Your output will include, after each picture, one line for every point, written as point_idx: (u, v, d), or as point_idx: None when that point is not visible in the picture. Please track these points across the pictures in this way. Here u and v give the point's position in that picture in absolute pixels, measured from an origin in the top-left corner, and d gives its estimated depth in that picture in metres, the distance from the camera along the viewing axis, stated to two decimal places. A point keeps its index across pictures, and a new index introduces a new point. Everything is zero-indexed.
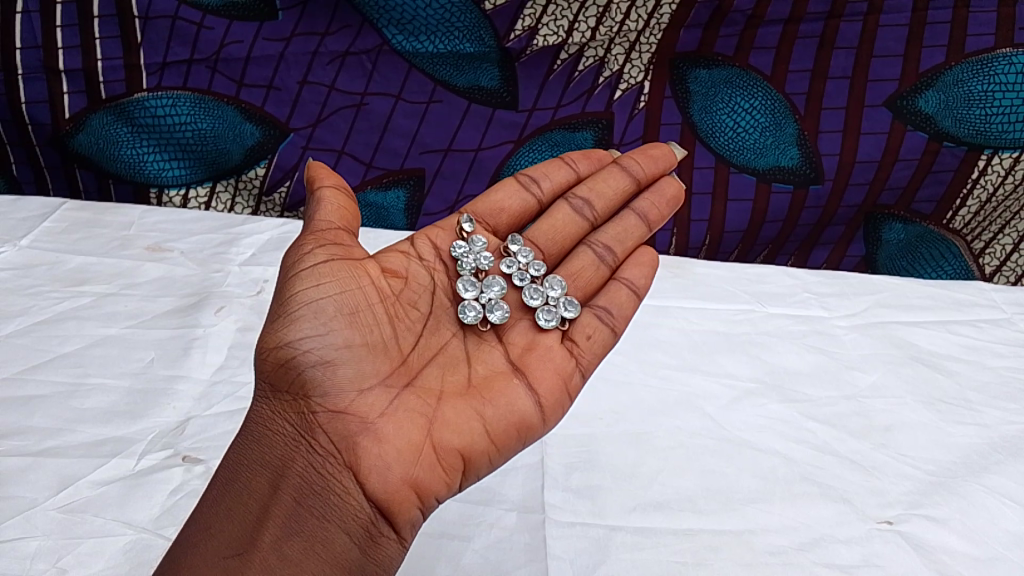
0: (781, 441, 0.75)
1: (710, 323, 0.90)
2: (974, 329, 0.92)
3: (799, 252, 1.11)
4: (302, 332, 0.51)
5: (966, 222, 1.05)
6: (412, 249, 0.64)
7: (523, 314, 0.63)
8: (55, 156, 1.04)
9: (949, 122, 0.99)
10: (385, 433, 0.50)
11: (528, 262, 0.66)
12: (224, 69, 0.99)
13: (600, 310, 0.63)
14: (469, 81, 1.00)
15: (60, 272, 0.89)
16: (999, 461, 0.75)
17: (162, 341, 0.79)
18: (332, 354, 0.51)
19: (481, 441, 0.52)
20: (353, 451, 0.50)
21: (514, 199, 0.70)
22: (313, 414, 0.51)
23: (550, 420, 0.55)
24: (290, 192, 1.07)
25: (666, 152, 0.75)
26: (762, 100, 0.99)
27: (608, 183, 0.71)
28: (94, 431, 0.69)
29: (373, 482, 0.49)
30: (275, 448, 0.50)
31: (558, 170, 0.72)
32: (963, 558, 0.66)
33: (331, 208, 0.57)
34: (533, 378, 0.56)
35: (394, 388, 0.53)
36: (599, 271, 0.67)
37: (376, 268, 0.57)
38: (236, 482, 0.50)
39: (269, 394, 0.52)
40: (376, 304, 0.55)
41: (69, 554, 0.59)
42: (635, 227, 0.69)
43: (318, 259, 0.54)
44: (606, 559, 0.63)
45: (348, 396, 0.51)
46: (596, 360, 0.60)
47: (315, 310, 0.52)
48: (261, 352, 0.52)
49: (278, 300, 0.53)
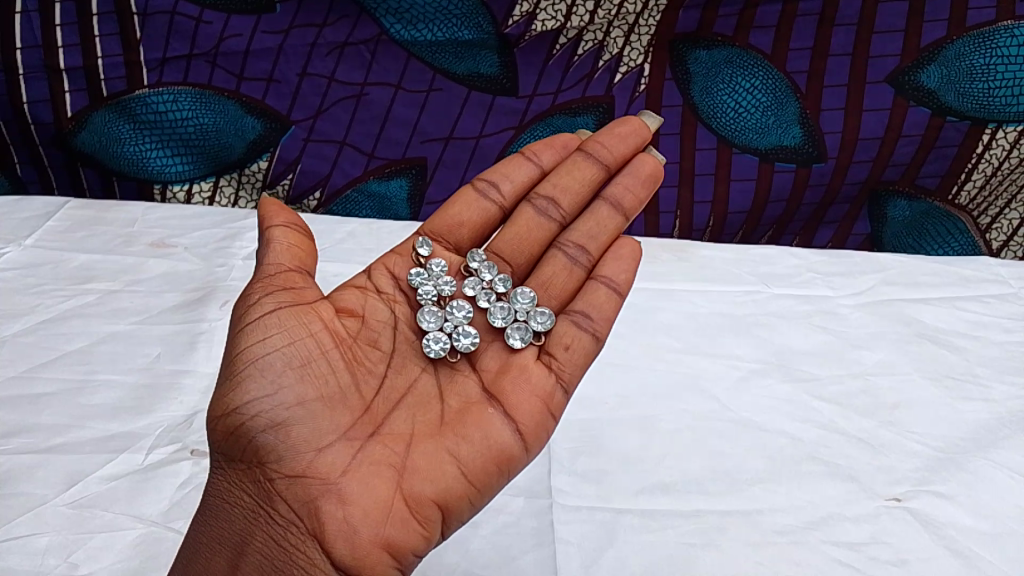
0: (787, 420, 0.75)
1: (716, 306, 0.90)
2: (980, 305, 0.92)
3: (804, 232, 1.11)
4: (251, 395, 0.50)
5: (972, 198, 1.05)
6: (370, 283, 0.64)
7: (495, 335, 0.63)
8: (58, 154, 1.05)
9: (951, 96, 0.98)
10: (349, 493, 0.49)
11: (492, 279, 0.66)
12: (223, 63, 0.98)
13: (578, 315, 0.61)
14: (469, 68, 1.00)
15: (65, 270, 0.89)
16: (1008, 436, 0.75)
17: (167, 336, 0.79)
18: (283, 415, 0.51)
19: (457, 484, 0.51)
20: (316, 517, 0.49)
21: (474, 210, 0.69)
22: (270, 482, 0.50)
23: (533, 448, 0.55)
24: (293, 184, 1.07)
25: (636, 126, 0.72)
26: (763, 79, 0.99)
27: (572, 175, 0.69)
28: (102, 427, 0.69)
29: (340, 548, 0.48)
30: (234, 525, 0.50)
31: (519, 169, 0.71)
32: (972, 534, 0.66)
33: (280, 249, 0.58)
34: (509, 405, 0.55)
35: (356, 441, 0.52)
36: (573, 274, 0.65)
37: (329, 310, 0.57)
38: (195, 564, 0.50)
39: (225, 464, 0.52)
40: (331, 350, 0.55)
41: (80, 549, 0.60)
42: (609, 216, 0.67)
43: (265, 308, 0.54)
44: (613, 542, 0.63)
45: (305, 458, 0.50)
46: (578, 373, 0.59)
47: (263, 368, 0.51)
48: (211, 423, 0.51)
49: (226, 363, 0.53)
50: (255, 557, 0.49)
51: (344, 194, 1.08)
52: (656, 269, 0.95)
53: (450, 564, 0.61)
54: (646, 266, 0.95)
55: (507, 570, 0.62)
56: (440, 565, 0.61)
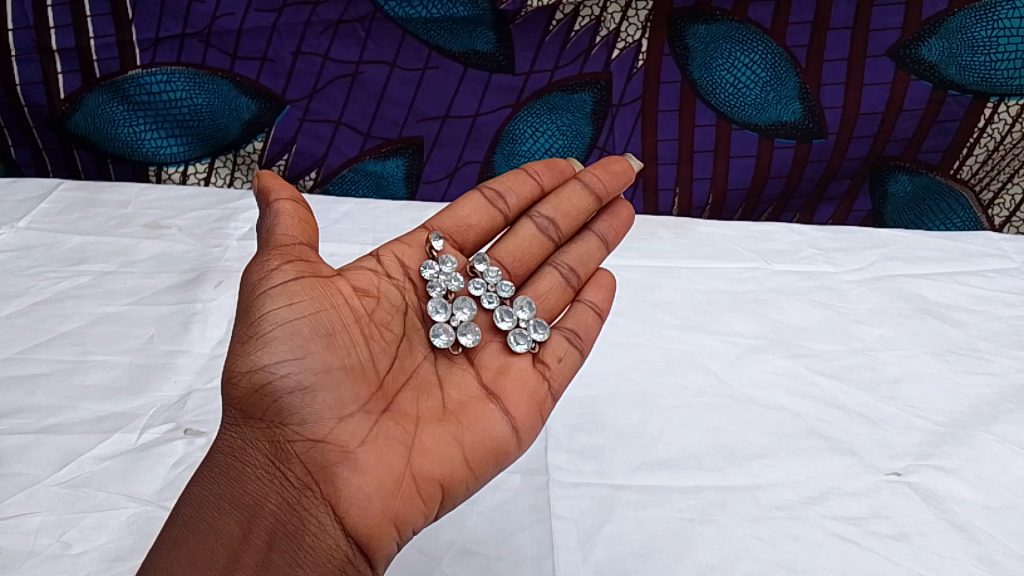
0: (787, 396, 0.75)
1: (716, 283, 0.89)
2: (983, 280, 0.91)
3: (805, 209, 1.10)
4: (278, 357, 0.48)
5: (974, 172, 1.04)
6: (381, 267, 0.61)
7: (494, 334, 0.62)
8: (52, 136, 1.04)
9: (953, 70, 0.97)
10: (365, 464, 0.49)
11: (496, 282, 0.65)
12: (217, 43, 0.97)
13: (568, 332, 0.63)
14: (465, 45, 0.98)
15: (58, 252, 0.88)
16: (1010, 410, 0.74)
17: (162, 317, 0.79)
18: (310, 380, 0.49)
19: (460, 469, 0.51)
20: (332, 483, 0.48)
21: (482, 215, 0.67)
22: (290, 444, 0.49)
23: (525, 443, 0.55)
24: (289, 165, 1.07)
25: (625, 168, 0.74)
26: (762, 54, 0.97)
27: (572, 202, 0.70)
28: (96, 407, 0.69)
29: (353, 516, 0.47)
30: (247, 485, 0.49)
31: (523, 184, 0.69)
32: (973, 507, 0.65)
33: (290, 221, 0.55)
34: (508, 402, 0.56)
35: (373, 414, 0.51)
36: (564, 294, 0.67)
37: (347, 286, 0.55)
38: (202, 521, 0.48)
39: (239, 421, 0.50)
40: (351, 324, 0.53)
41: (73, 528, 0.59)
42: (596, 250, 0.69)
43: (287, 275, 0.52)
44: (611, 518, 0.63)
45: (327, 424, 0.49)
46: (565, 384, 0.61)
47: (290, 331, 0.49)
48: (229, 377, 0.49)
49: (246, 320, 0.50)
50: (267, 520, 0.48)
51: (340, 174, 1.07)
52: (655, 246, 0.94)
53: (447, 540, 0.61)
54: (644, 243, 0.95)
55: (504, 545, 0.61)
56: (437, 538, 0.61)
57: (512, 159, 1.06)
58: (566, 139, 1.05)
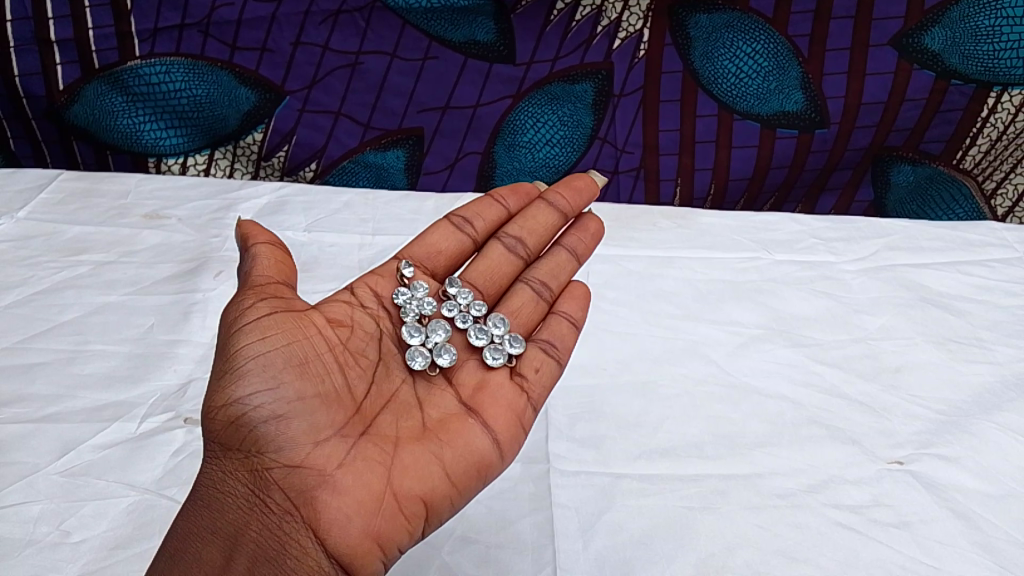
0: (788, 385, 0.74)
1: (716, 273, 0.89)
2: (985, 269, 0.90)
3: (807, 200, 1.09)
4: (251, 387, 0.49)
5: (976, 163, 1.04)
6: (354, 298, 0.61)
7: (471, 352, 0.62)
8: (52, 128, 1.04)
9: (956, 59, 0.97)
10: (343, 485, 0.48)
11: (469, 303, 0.65)
12: (216, 33, 0.97)
13: (544, 343, 0.62)
14: (465, 35, 0.98)
15: (58, 242, 0.88)
16: (1012, 399, 0.74)
17: (161, 306, 0.79)
18: (284, 408, 0.50)
19: (442, 485, 0.50)
20: (312, 506, 0.48)
21: (451, 241, 0.68)
22: (268, 471, 0.49)
23: (508, 456, 0.54)
24: (289, 155, 1.06)
25: (589, 183, 0.75)
26: (764, 44, 0.97)
27: (538, 220, 0.70)
28: (96, 396, 0.69)
29: (333, 536, 0.47)
30: (228, 515, 0.49)
31: (490, 208, 0.71)
32: (974, 495, 0.65)
33: (266, 264, 0.56)
34: (487, 416, 0.55)
35: (351, 437, 0.51)
36: (538, 307, 0.66)
37: (321, 318, 0.56)
38: (185, 553, 0.48)
39: (220, 455, 0.50)
40: (325, 353, 0.54)
41: (73, 516, 0.59)
42: (567, 262, 0.68)
43: (261, 312, 0.53)
44: (612, 506, 0.62)
45: (304, 449, 0.49)
46: (546, 394, 0.59)
47: (263, 363, 0.50)
48: (207, 414, 0.50)
49: (222, 359, 0.51)
50: (249, 547, 0.48)
51: (340, 165, 1.07)
52: (656, 236, 0.94)
53: (447, 528, 0.60)
54: (645, 233, 0.94)
55: (505, 534, 0.61)
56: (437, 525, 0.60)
57: (513, 150, 1.06)
58: (567, 129, 1.04)
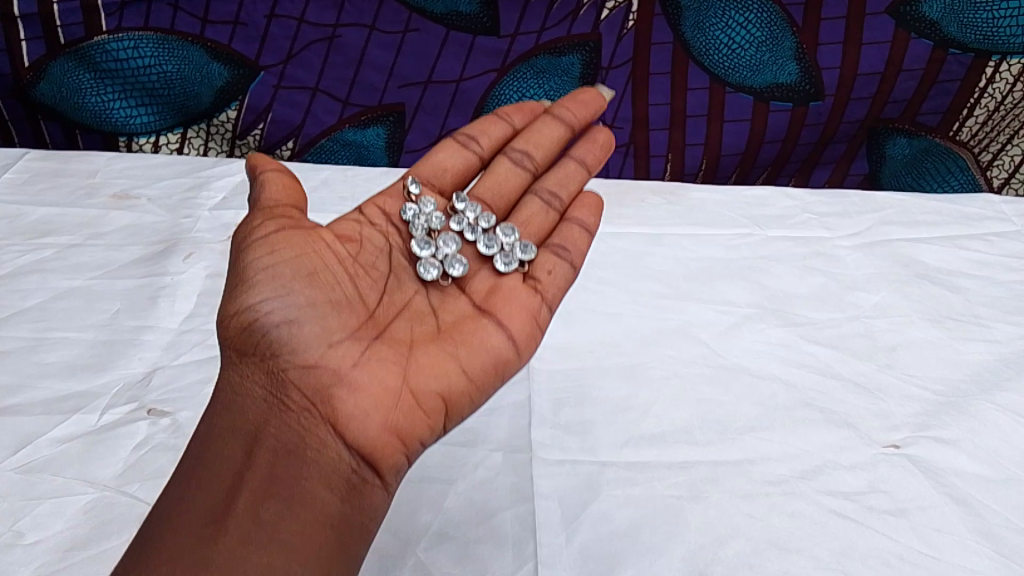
0: (781, 365, 0.72)
1: (707, 250, 0.86)
2: (983, 243, 0.88)
3: (800, 173, 1.07)
4: (263, 295, 0.48)
5: (973, 134, 1.01)
6: (362, 217, 0.60)
7: (482, 262, 0.60)
8: (17, 106, 1.00)
9: (955, 27, 0.93)
10: (359, 382, 0.47)
11: (477, 216, 0.63)
12: (186, 6, 0.93)
13: (556, 247, 0.60)
14: (446, 6, 0.93)
15: (22, 224, 0.84)
16: (1012, 378, 0.71)
17: (128, 290, 0.75)
18: (298, 314, 0.48)
19: (459, 381, 0.49)
20: (329, 402, 0.46)
21: (456, 157, 0.66)
22: (283, 370, 0.47)
23: (525, 353, 0.53)
24: (265, 134, 1.03)
25: (593, 95, 0.72)
26: (758, 13, 0.93)
27: (543, 134, 0.68)
28: (58, 386, 0.66)
29: (352, 430, 0.46)
30: (245, 411, 0.46)
31: (495, 125, 0.68)
32: (974, 480, 0.63)
33: (275, 187, 0.54)
34: (502, 315, 0.54)
35: (363, 340, 0.50)
36: (549, 216, 0.64)
37: (330, 236, 0.55)
38: (204, 452, 0.45)
39: (234, 360, 0.48)
40: (335, 266, 0.52)
41: (29, 515, 0.56)
42: (575, 172, 0.66)
43: (269, 229, 0.51)
44: (597, 497, 0.60)
45: (319, 348, 0.48)
46: (561, 296, 0.57)
47: (274, 274, 0.49)
48: (222, 322, 0.48)
49: (233, 276, 0.50)
50: (271, 438, 0.45)
51: (320, 143, 1.04)
52: (645, 212, 0.91)
53: (425, 523, 0.58)
54: (632, 209, 0.91)
55: (485, 527, 0.58)
56: (415, 519, 0.58)
57: None
58: (554, 104, 1.01)
